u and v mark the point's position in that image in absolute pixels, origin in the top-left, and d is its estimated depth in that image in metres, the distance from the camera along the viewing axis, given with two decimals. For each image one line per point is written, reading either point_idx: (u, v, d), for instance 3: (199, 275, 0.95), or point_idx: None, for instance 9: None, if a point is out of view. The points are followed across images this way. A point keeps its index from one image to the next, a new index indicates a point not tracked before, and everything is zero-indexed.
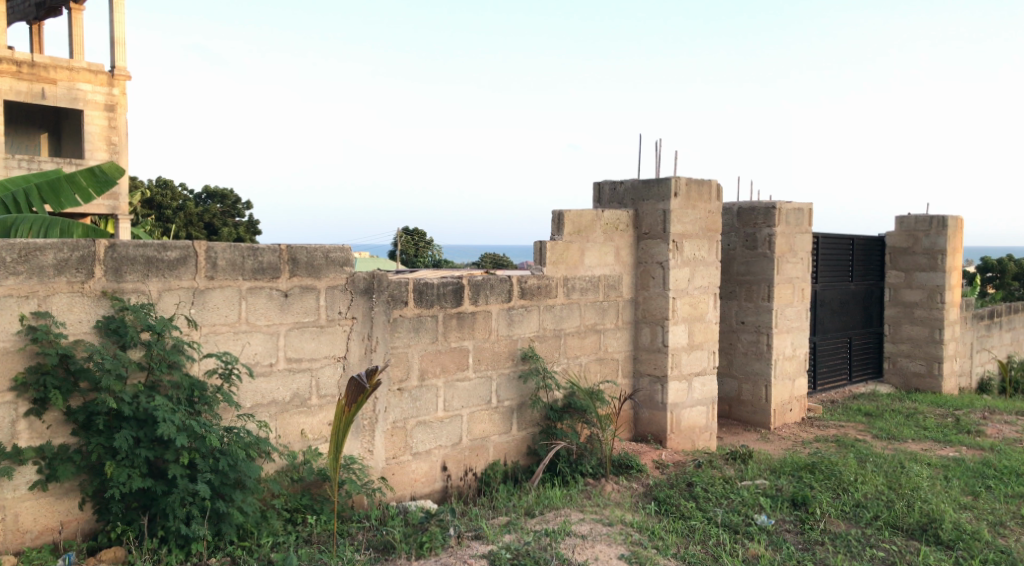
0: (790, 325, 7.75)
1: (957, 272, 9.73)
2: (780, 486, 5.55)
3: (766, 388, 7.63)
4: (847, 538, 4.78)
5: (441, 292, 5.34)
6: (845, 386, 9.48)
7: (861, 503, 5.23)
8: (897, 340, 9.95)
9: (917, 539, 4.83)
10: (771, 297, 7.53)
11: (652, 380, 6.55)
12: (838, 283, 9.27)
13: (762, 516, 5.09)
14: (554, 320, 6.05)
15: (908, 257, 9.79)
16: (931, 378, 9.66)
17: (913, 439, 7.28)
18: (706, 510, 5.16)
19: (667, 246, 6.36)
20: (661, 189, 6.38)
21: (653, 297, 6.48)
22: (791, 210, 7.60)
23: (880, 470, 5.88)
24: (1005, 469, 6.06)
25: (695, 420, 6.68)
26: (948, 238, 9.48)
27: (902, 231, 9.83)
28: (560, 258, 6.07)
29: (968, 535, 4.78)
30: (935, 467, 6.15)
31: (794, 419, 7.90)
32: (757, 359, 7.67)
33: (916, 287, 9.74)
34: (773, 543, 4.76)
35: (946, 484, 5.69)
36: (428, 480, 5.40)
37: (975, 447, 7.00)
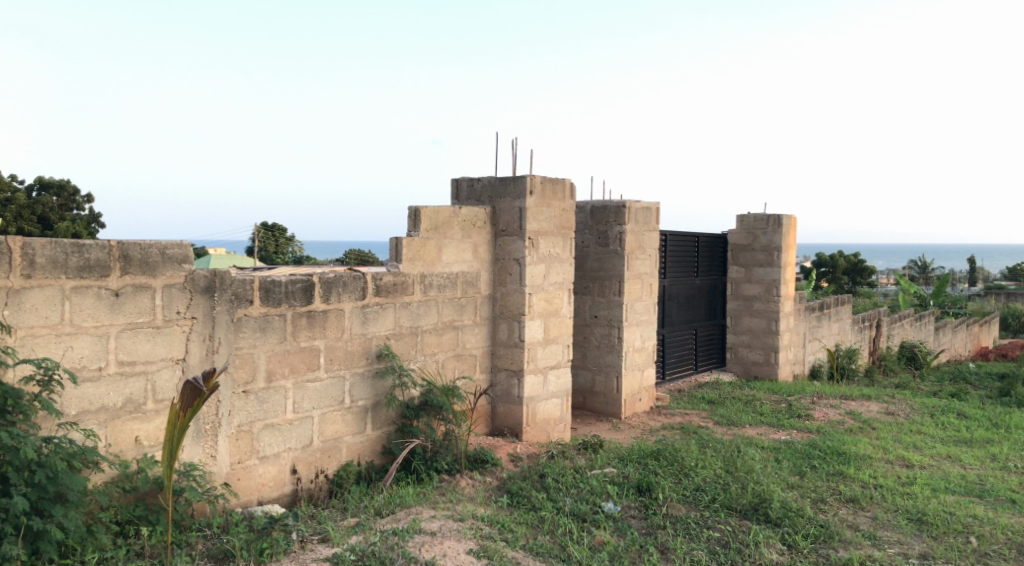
0: (640, 318, 8.04)
1: (792, 268, 10.36)
2: (626, 474, 5.75)
3: (618, 379, 7.88)
4: (687, 521, 5.03)
5: (290, 291, 5.20)
6: (691, 375, 9.94)
7: (701, 487, 5.50)
8: (738, 331, 10.51)
9: (749, 518, 5.13)
10: (622, 292, 7.79)
11: (508, 374, 6.63)
12: (685, 278, 9.70)
13: (608, 504, 5.26)
14: (409, 318, 6.01)
15: (748, 254, 10.37)
16: (768, 367, 10.26)
17: (750, 424, 7.73)
18: (557, 500, 5.28)
19: (523, 243, 6.45)
20: (517, 187, 6.46)
21: (510, 293, 6.56)
22: (640, 208, 7.88)
23: (719, 454, 6.21)
24: (829, 449, 6.54)
25: (550, 412, 6.82)
26: (783, 236, 10.10)
27: (742, 228, 10.41)
28: (416, 254, 6.04)
29: (794, 512, 5.13)
30: (767, 450, 6.56)
31: (643, 408, 8.20)
32: (609, 351, 7.91)
33: (755, 281, 10.31)
34: (618, 529, 4.95)
35: (777, 465, 6.08)
36: (277, 484, 5.25)
37: (804, 430, 7.51)
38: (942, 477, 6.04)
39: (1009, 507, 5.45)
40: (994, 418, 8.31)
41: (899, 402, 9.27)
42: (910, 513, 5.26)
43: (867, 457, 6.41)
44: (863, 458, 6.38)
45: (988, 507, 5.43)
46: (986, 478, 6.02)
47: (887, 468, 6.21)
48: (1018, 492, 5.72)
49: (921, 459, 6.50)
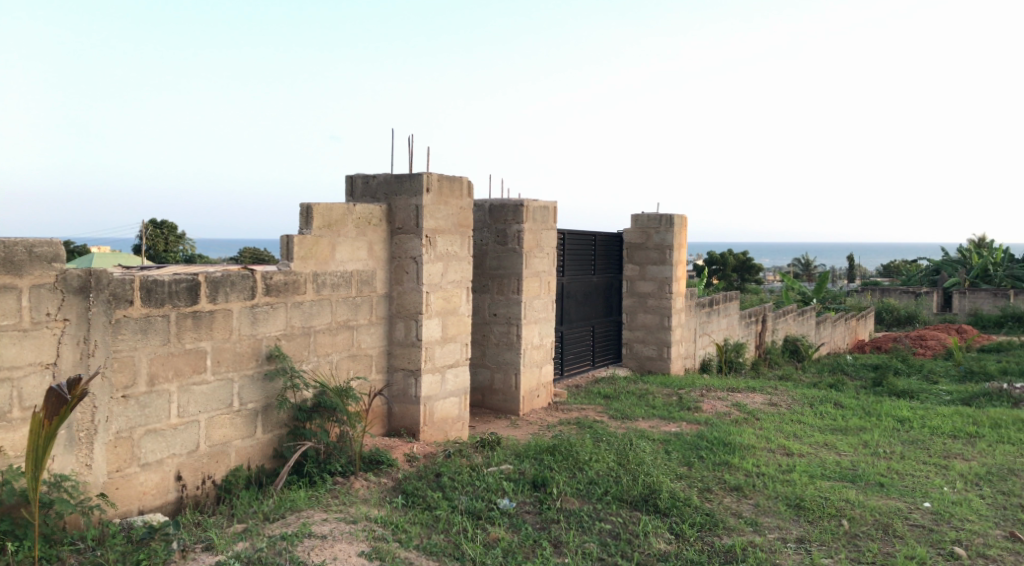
0: (537, 316, 8.11)
1: (683, 265, 10.66)
2: (522, 470, 5.79)
3: (516, 376, 7.92)
4: (579, 514, 5.12)
5: (173, 290, 5.01)
6: (588, 371, 10.10)
7: (594, 480, 5.59)
8: (633, 327, 10.74)
9: (639, 509, 5.26)
10: (520, 290, 7.83)
11: (405, 374, 6.56)
12: (582, 275, 9.84)
13: (504, 500, 5.28)
14: (302, 318, 5.88)
15: (642, 252, 10.62)
16: (661, 361, 10.53)
17: (643, 417, 7.91)
18: (452, 498, 5.27)
19: (419, 241, 6.40)
20: (413, 184, 6.41)
21: (407, 292, 6.50)
22: (538, 207, 7.94)
23: (612, 448, 6.32)
24: (716, 440, 6.76)
25: (447, 411, 6.79)
26: (674, 235, 10.39)
27: (636, 227, 10.65)
28: (309, 252, 5.91)
29: (681, 502, 5.29)
30: (658, 442, 6.73)
31: (541, 405, 8.28)
32: (508, 349, 7.95)
33: (648, 279, 10.57)
34: (513, 525, 4.99)
35: (666, 457, 6.25)
36: (160, 491, 5.04)
37: (694, 422, 7.75)
38: (819, 464, 6.34)
39: (879, 490, 5.77)
40: (868, 407, 8.78)
41: (781, 393, 9.68)
42: (789, 499, 5.50)
43: (750, 447, 6.67)
44: (747, 448, 6.63)
45: (859, 491, 5.73)
46: (858, 464, 6.36)
47: (769, 457, 6.47)
48: (887, 476, 6.07)
49: (801, 448, 6.81)
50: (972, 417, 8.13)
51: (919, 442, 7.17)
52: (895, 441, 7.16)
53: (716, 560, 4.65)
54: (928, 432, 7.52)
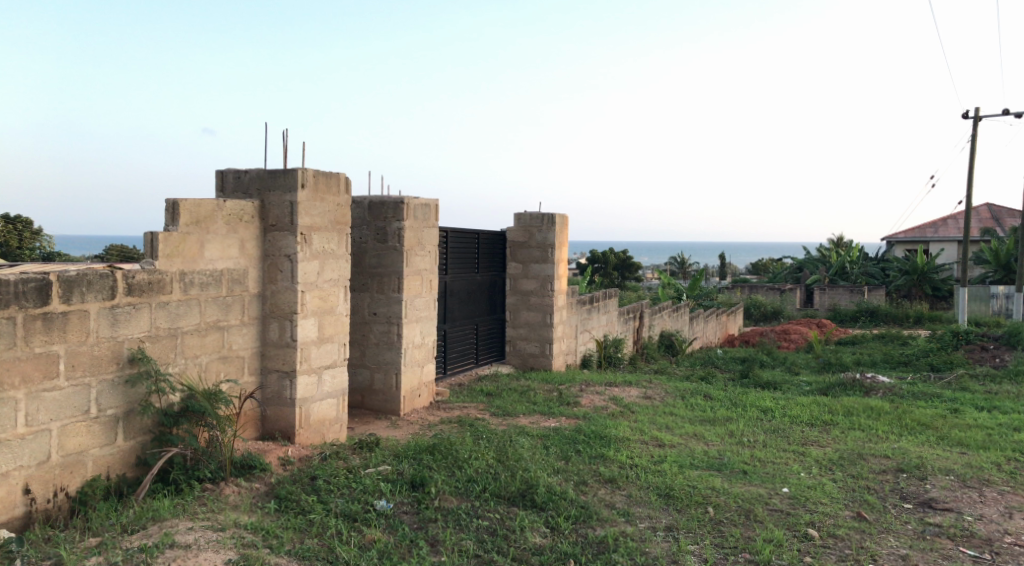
0: (418, 315, 8.03)
1: (564, 264, 10.80)
2: (400, 470, 5.71)
3: (397, 376, 7.81)
4: (457, 513, 5.10)
5: (21, 290, 4.68)
6: (471, 369, 10.08)
7: (472, 478, 5.58)
8: (516, 325, 10.79)
9: (516, 505, 5.30)
10: (400, 289, 7.74)
11: (280, 376, 6.35)
12: (464, 274, 9.82)
13: (380, 502, 5.20)
14: (167, 318, 5.61)
15: (524, 251, 10.71)
16: (543, 358, 10.64)
17: (523, 414, 7.97)
18: (327, 501, 5.14)
19: (294, 239, 6.22)
20: (287, 180, 6.22)
21: (281, 291, 6.30)
22: (418, 205, 7.86)
23: (491, 445, 6.33)
24: (593, 434, 6.89)
25: (324, 413, 6.60)
26: (555, 234, 10.53)
27: (519, 226, 10.74)
28: (174, 250, 5.64)
29: (557, 495, 5.37)
30: (537, 437, 6.80)
31: (422, 404, 8.19)
32: (388, 348, 7.84)
33: (531, 277, 10.66)
34: (390, 526, 4.92)
35: (544, 452, 6.32)
36: (5, 506, 4.70)
37: (572, 418, 7.87)
38: (689, 454, 6.57)
39: (743, 477, 6.03)
40: (735, 398, 9.16)
41: (655, 387, 9.96)
42: (660, 489, 5.67)
43: (625, 439, 6.84)
44: (621, 441, 6.79)
45: (725, 479, 5.97)
46: (725, 453, 6.63)
47: (642, 448, 6.66)
48: (750, 464, 6.34)
49: (672, 439, 7.03)
50: (828, 406, 8.62)
51: (780, 431, 7.54)
52: (758, 430, 7.51)
53: (588, 551, 4.73)
54: (789, 421, 7.92)
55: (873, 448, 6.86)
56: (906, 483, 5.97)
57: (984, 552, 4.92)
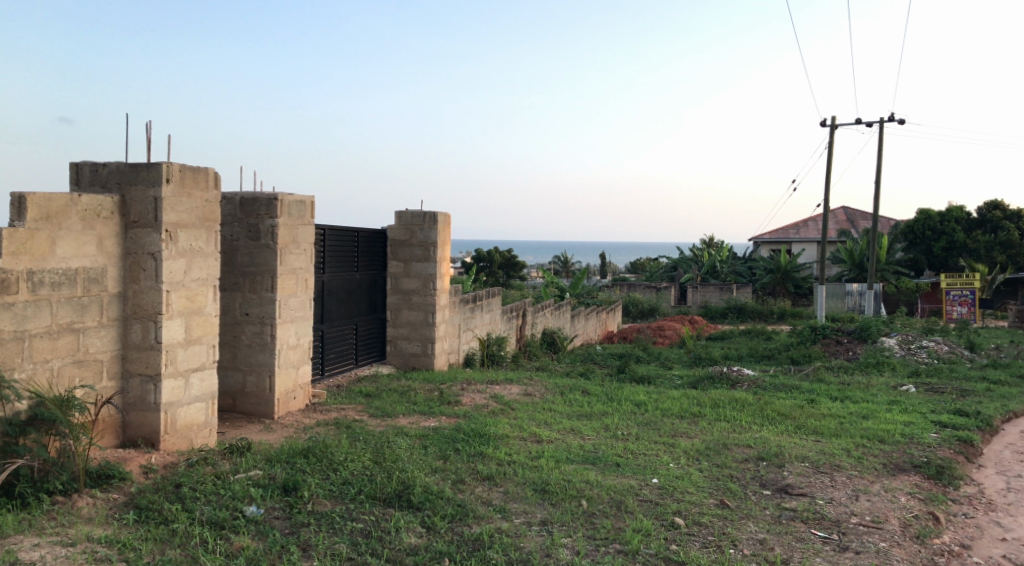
0: (294, 315, 7.81)
1: (447, 263, 10.76)
2: (272, 474, 5.53)
3: (270, 379, 7.57)
4: (331, 516, 5.00)
5: None
6: (350, 369, 9.90)
7: (347, 480, 5.47)
8: (397, 324, 10.68)
9: (392, 506, 5.24)
10: (274, 288, 7.51)
11: (143, 380, 6.04)
12: (343, 273, 9.63)
13: (250, 507, 5.03)
14: (13, 320, 5.26)
15: (406, 249, 10.62)
16: (425, 357, 10.58)
17: (402, 414, 7.89)
18: (192, 509, 4.93)
19: (159, 236, 5.93)
20: (150, 174, 5.93)
21: (144, 291, 5.99)
22: (293, 202, 7.66)
23: (367, 446, 6.23)
24: (471, 432, 6.89)
25: (192, 418, 6.30)
26: (437, 232, 10.48)
27: (400, 224, 10.63)
28: (21, 247, 5.30)
29: (434, 495, 5.35)
30: (415, 437, 6.74)
31: (298, 406, 7.97)
32: (261, 350, 7.59)
33: (412, 276, 10.57)
34: (260, 532, 4.77)
35: (423, 452, 6.27)
36: None
37: (452, 417, 7.86)
38: (566, 448, 6.68)
39: (616, 470, 6.18)
40: (611, 393, 9.38)
41: (535, 384, 10.08)
42: (536, 484, 5.74)
43: (504, 436, 6.89)
44: (500, 438, 6.83)
45: (599, 472, 6.11)
46: (599, 446, 6.78)
47: (521, 444, 6.73)
48: (623, 456, 6.51)
49: (549, 434, 7.13)
50: (697, 399, 8.96)
51: (652, 423, 7.78)
52: (632, 424, 7.72)
53: (463, 549, 4.74)
54: (661, 414, 8.18)
55: (737, 438, 7.17)
56: (766, 470, 6.28)
57: (833, 533, 5.22)
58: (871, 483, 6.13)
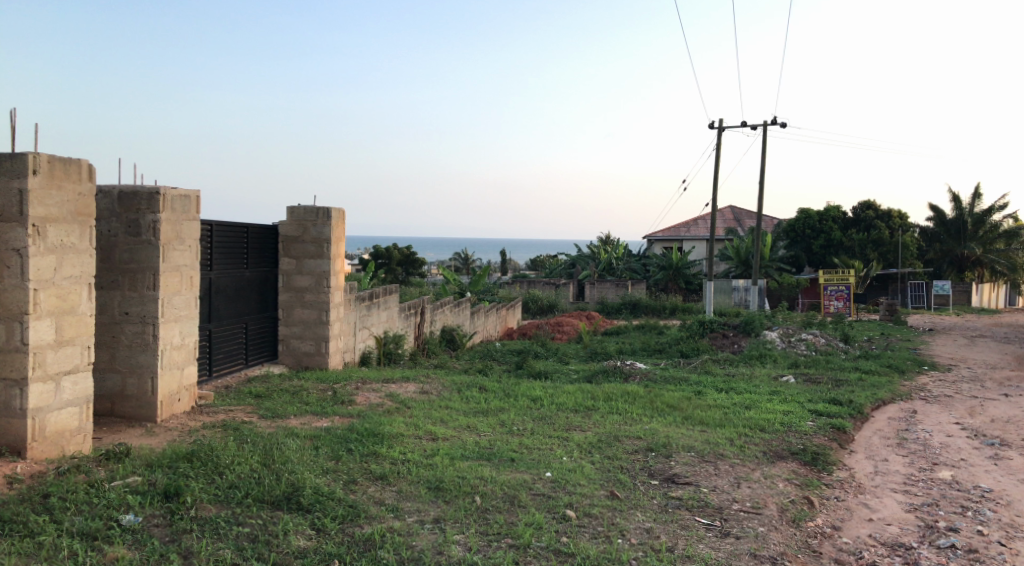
0: (178, 314, 7.50)
1: (341, 260, 10.57)
2: (152, 481, 5.29)
3: (152, 381, 7.25)
4: (215, 521, 4.83)
5: None
6: (240, 370, 9.59)
7: (234, 484, 5.30)
8: (290, 323, 10.41)
9: (281, 509, 5.11)
10: (156, 286, 7.20)
11: (7, 384, 5.67)
12: (231, 270, 9.32)
13: (127, 516, 4.80)
14: None
15: (298, 246, 10.37)
16: (319, 357, 10.36)
17: (294, 415, 7.71)
18: (62, 520, 4.67)
19: (24, 231, 5.60)
20: (14, 164, 5.59)
21: (8, 289, 5.64)
22: (176, 196, 7.36)
23: (255, 448, 6.05)
24: (365, 431, 6.80)
25: (64, 423, 5.95)
26: (331, 229, 10.28)
27: (292, 220, 10.37)
28: None
29: (324, 496, 5.24)
30: (306, 438, 6.59)
31: (183, 409, 7.66)
32: (142, 350, 7.26)
33: (305, 273, 10.34)
34: (137, 541, 4.57)
35: (314, 452, 6.15)
36: None
37: (345, 416, 7.73)
38: (461, 445, 6.67)
39: (510, 465, 6.22)
40: (507, 389, 9.43)
41: (432, 381, 10.02)
42: (430, 482, 5.71)
43: (398, 435, 6.83)
44: (395, 437, 6.76)
45: (494, 467, 6.13)
46: (494, 442, 6.81)
47: (415, 443, 6.68)
48: (518, 451, 6.55)
49: (445, 432, 7.11)
50: (591, 393, 9.11)
51: (547, 418, 7.87)
52: (527, 419, 7.78)
53: (354, 550, 4.67)
54: (556, 409, 8.28)
55: (628, 430, 7.34)
56: (655, 461, 6.45)
57: (715, 519, 5.41)
58: (752, 470, 6.39)
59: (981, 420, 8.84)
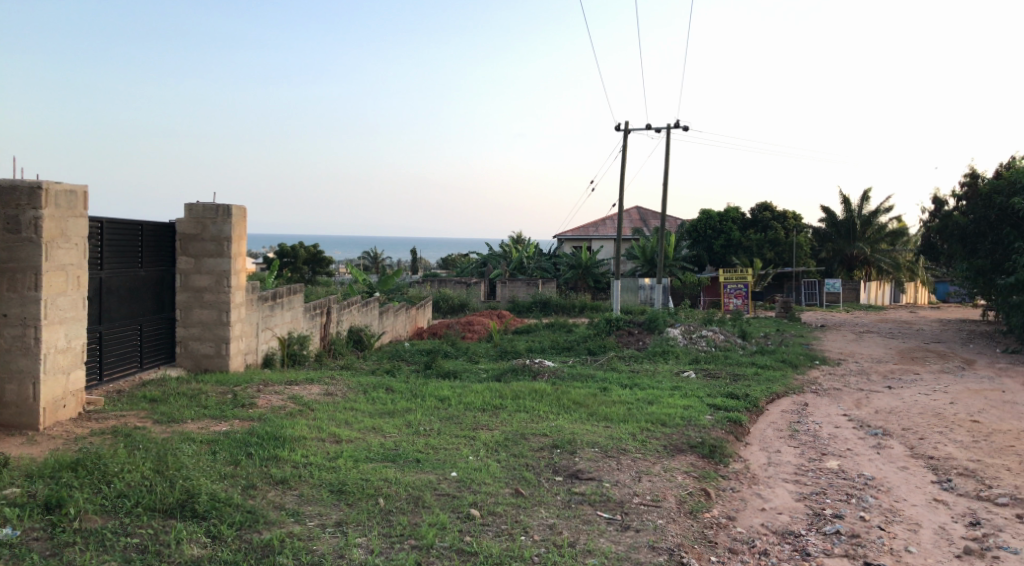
0: (63, 315, 7.14)
1: (242, 259, 10.27)
2: (32, 492, 5.00)
3: (34, 387, 6.87)
4: (101, 533, 4.62)
5: None
6: (133, 374, 9.19)
7: (123, 493, 5.07)
8: (188, 324, 10.05)
9: (173, 517, 4.92)
10: (38, 286, 6.84)
11: None
12: (124, 269, 8.94)
13: (4, 530, 4.53)
14: None
15: (196, 244, 10.02)
16: (219, 359, 10.03)
17: (191, 419, 7.45)
18: None
19: None
20: None
21: None
22: (60, 192, 7.01)
23: (147, 455, 5.80)
24: (266, 435, 6.62)
25: None
26: (232, 227, 9.98)
27: (190, 217, 10.01)
28: None
29: (221, 502, 5.07)
30: (203, 443, 6.38)
31: (68, 416, 7.27)
32: (23, 354, 6.87)
33: (204, 272, 10.00)
34: (14, 556, 4.34)
35: (212, 458, 5.95)
36: None
37: (245, 420, 7.52)
38: (365, 447, 6.58)
39: (415, 466, 6.16)
40: (414, 389, 9.36)
41: (337, 383, 9.86)
42: (332, 485, 5.60)
43: (301, 438, 6.68)
44: (297, 440, 6.60)
45: (398, 469, 6.06)
46: (400, 444, 6.74)
47: (319, 446, 6.55)
48: (423, 452, 6.50)
49: (349, 434, 7.00)
50: (499, 391, 9.15)
51: (454, 417, 7.85)
52: (434, 419, 7.74)
53: (251, 557, 4.55)
54: (464, 408, 8.25)
55: (534, 428, 7.39)
56: (560, 457, 6.51)
57: (617, 513, 5.50)
58: (653, 464, 6.53)
59: (867, 411, 9.31)
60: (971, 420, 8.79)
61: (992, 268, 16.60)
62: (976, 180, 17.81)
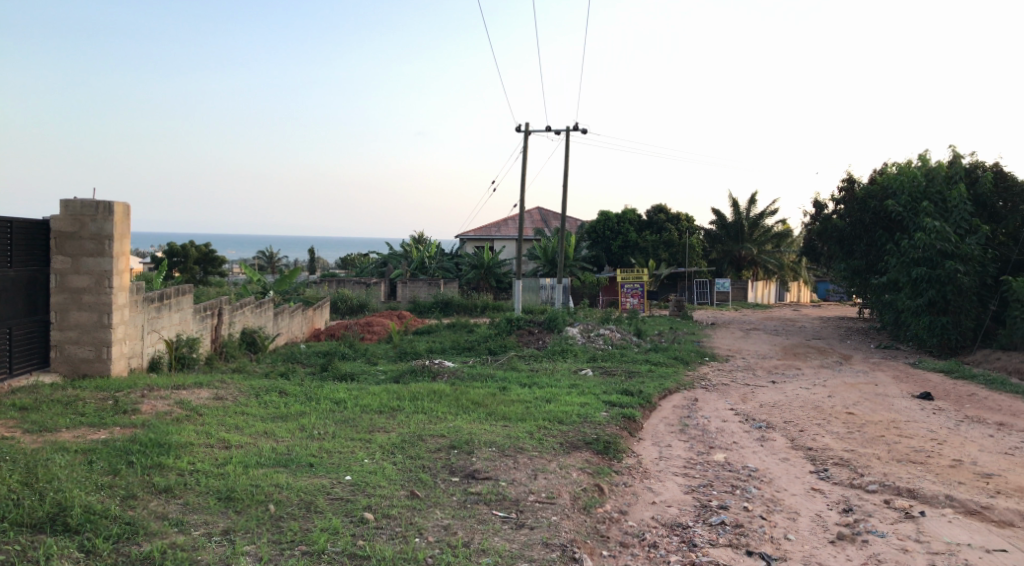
0: None
1: (124, 258, 9.79)
2: None
3: None
4: None
5: None
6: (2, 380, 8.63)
7: None
8: (64, 327, 9.50)
9: (43, 532, 4.64)
10: None
11: None
12: None
13: None
14: None
15: (73, 242, 9.49)
16: (100, 363, 9.54)
17: (67, 427, 7.04)
18: None
19: None
20: None
21: None
22: None
23: (16, 466, 5.43)
24: (149, 442, 6.33)
25: None
26: (113, 224, 9.51)
27: (67, 214, 9.48)
28: None
29: (96, 514, 4.81)
30: (79, 452, 6.04)
31: None
32: None
33: (82, 272, 9.48)
34: None
35: (89, 468, 5.64)
36: None
37: (127, 427, 7.17)
38: (256, 452, 6.38)
39: (308, 471, 6.01)
40: (308, 392, 9.15)
41: (227, 387, 9.53)
42: (220, 492, 5.41)
43: (187, 444, 6.42)
44: (183, 447, 6.34)
45: (290, 474, 5.91)
46: (292, 448, 6.56)
47: (206, 452, 6.31)
48: (316, 456, 6.35)
49: (239, 439, 6.78)
50: (397, 393, 9.05)
51: (349, 420, 7.71)
52: (329, 422, 7.58)
53: None
54: (360, 411, 8.12)
55: (432, 429, 7.34)
56: (456, 458, 6.48)
57: (511, 512, 5.52)
58: (548, 461, 6.58)
59: (752, 405, 9.67)
60: (847, 413, 9.25)
61: (866, 268, 17.76)
62: (852, 186, 18.76)
